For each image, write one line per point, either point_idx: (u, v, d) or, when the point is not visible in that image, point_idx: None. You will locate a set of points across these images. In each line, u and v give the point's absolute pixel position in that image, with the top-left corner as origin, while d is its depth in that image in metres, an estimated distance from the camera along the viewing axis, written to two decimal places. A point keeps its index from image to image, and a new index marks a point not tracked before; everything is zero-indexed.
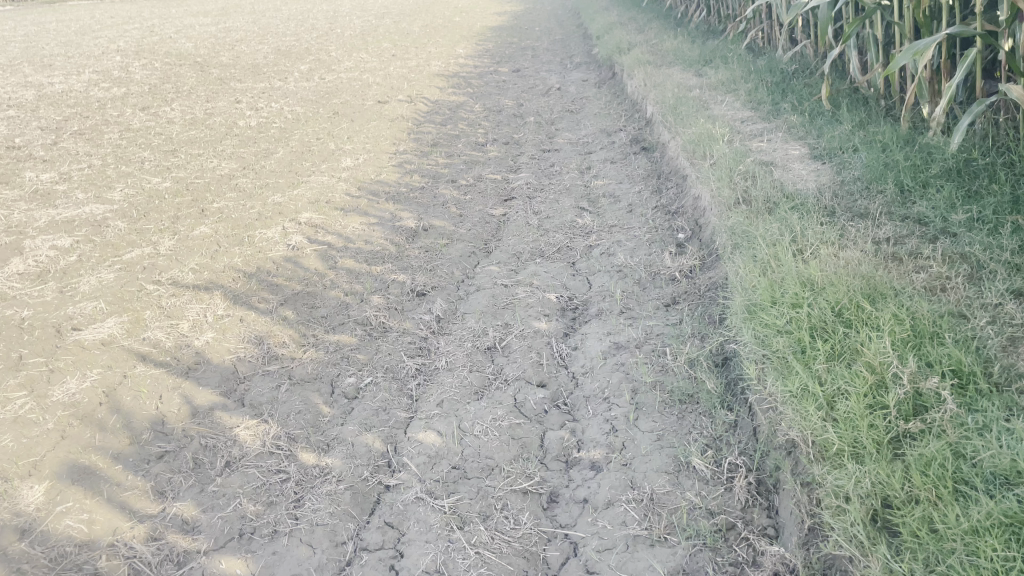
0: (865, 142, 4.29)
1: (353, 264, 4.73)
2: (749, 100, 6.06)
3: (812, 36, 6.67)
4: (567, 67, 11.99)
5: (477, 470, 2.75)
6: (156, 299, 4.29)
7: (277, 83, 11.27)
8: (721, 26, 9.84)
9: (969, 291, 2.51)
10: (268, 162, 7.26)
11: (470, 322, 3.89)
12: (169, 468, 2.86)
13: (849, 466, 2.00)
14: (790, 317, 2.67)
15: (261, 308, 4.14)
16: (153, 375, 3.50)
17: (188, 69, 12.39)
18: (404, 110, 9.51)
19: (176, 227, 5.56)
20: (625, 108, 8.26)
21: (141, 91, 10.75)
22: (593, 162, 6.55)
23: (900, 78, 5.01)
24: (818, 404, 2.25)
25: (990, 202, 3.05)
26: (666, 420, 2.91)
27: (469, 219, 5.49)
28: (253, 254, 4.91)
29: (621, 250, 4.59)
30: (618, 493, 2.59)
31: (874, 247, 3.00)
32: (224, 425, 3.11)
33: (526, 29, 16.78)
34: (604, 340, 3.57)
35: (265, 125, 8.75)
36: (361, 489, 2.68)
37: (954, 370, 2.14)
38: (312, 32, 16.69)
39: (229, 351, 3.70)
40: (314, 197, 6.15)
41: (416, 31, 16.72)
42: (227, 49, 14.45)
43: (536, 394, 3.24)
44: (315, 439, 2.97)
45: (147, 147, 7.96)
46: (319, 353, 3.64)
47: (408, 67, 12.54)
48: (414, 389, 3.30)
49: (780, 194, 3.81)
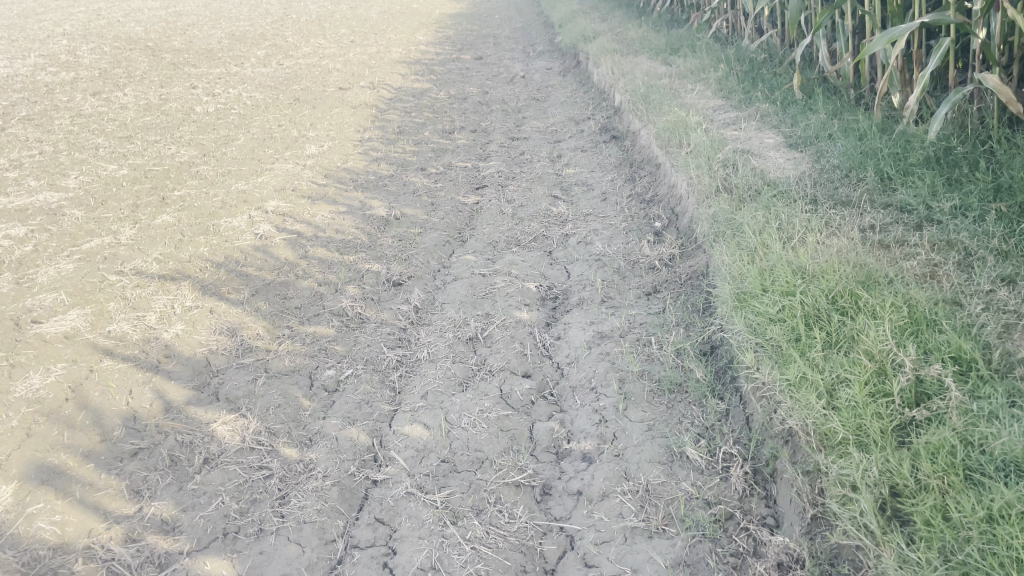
0: (840, 131, 4.31)
1: (325, 254, 4.61)
2: (720, 89, 6.07)
3: (780, 26, 6.69)
4: (530, 55, 11.92)
5: (467, 463, 2.69)
6: (119, 290, 4.13)
7: (234, 68, 11.00)
8: (685, 15, 9.85)
9: (960, 278, 2.52)
10: (229, 149, 7.06)
11: (450, 312, 3.81)
12: (144, 466, 2.74)
13: (855, 454, 1.99)
14: (782, 305, 2.66)
15: (232, 298, 4.01)
16: (122, 369, 3.37)
17: (139, 54, 12.02)
18: (367, 96, 9.35)
19: (136, 215, 5.37)
20: (592, 97, 8.22)
21: (92, 76, 10.40)
22: (563, 150, 6.51)
23: (870, 68, 5.04)
24: (819, 392, 2.23)
25: (972, 189, 3.08)
26: (656, 410, 2.88)
27: (441, 207, 5.40)
28: (219, 244, 4.77)
29: (598, 239, 4.56)
30: (613, 484, 2.55)
31: (860, 234, 3.00)
32: (200, 421, 3.00)
33: (486, 16, 16.62)
34: (587, 330, 3.54)
35: (224, 111, 8.52)
36: (348, 484, 2.60)
37: (953, 357, 2.14)
38: (267, 17, 16.33)
39: (200, 344, 3.57)
40: (279, 185, 6.00)
41: (375, 18, 16.46)
42: (179, 33, 14.05)
43: (522, 385, 3.19)
44: (297, 433, 2.88)
45: (101, 133, 7.69)
46: (296, 345, 3.54)
47: (369, 53, 12.34)
48: (397, 381, 3.23)
49: (761, 182, 3.80)
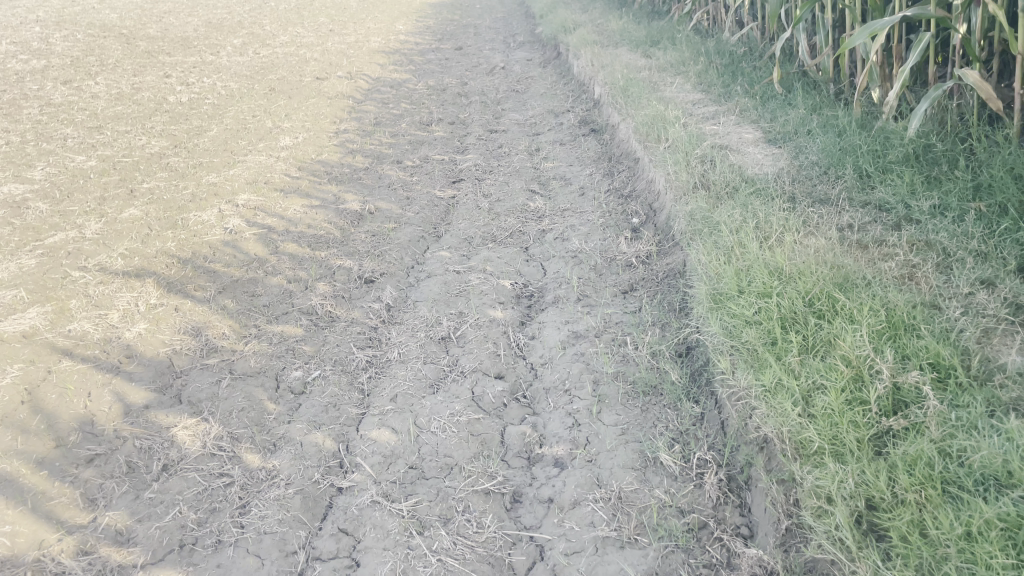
0: (819, 127, 4.26)
1: (296, 249, 4.51)
2: (699, 82, 6.00)
3: (760, 19, 6.63)
4: (511, 46, 11.80)
5: (435, 470, 2.61)
6: (82, 287, 4.01)
7: (209, 57, 10.80)
8: (665, 7, 9.78)
9: (939, 280, 2.47)
10: (201, 140, 6.91)
11: (422, 311, 3.73)
12: (100, 473, 2.65)
13: (832, 465, 1.93)
14: (759, 307, 2.60)
15: (198, 296, 3.90)
16: (81, 371, 3.26)
17: (113, 41, 11.78)
18: (344, 87, 9.20)
19: (102, 209, 5.23)
20: (572, 89, 8.13)
21: (63, 64, 10.17)
22: (542, 143, 6.42)
23: (850, 62, 4.99)
24: (794, 399, 2.17)
25: (951, 187, 3.03)
26: (630, 413, 2.82)
27: (416, 202, 5.30)
28: (187, 239, 4.65)
29: (575, 235, 4.48)
30: (585, 492, 2.48)
31: (838, 234, 2.95)
32: (159, 425, 2.90)
33: (467, 6, 16.45)
34: (562, 329, 3.46)
35: (198, 101, 8.35)
36: (312, 492, 2.51)
37: (932, 363, 2.09)
38: (244, 5, 16.06)
39: (163, 344, 3.47)
40: (251, 178, 5.87)
41: (355, 6, 16.24)
42: (154, 21, 13.80)
43: (494, 387, 3.11)
44: (261, 439, 2.79)
45: (70, 123, 7.50)
46: (263, 345, 3.44)
47: (347, 43, 12.16)
48: (366, 383, 3.14)
49: (739, 178, 3.74)
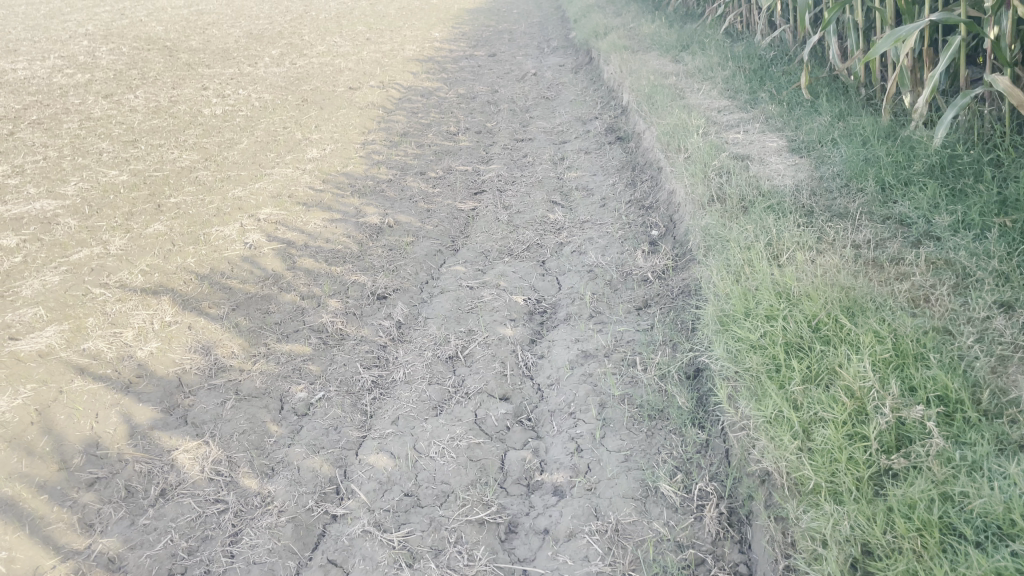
0: (844, 135, 4.11)
1: (313, 264, 4.51)
2: (726, 88, 5.87)
3: (791, 21, 6.46)
4: (544, 51, 11.74)
5: (431, 497, 2.57)
6: (100, 304, 4.05)
7: (246, 68, 10.93)
8: (699, 10, 9.62)
9: (954, 303, 2.34)
10: (231, 152, 6.98)
11: (432, 329, 3.68)
12: (99, 498, 2.66)
13: (827, 506, 1.83)
14: (764, 331, 2.49)
15: (212, 314, 3.91)
16: (91, 391, 3.27)
17: (155, 54, 11.99)
18: (375, 96, 9.23)
19: (128, 224, 5.30)
20: (601, 96, 8.03)
21: (106, 77, 10.39)
22: (567, 152, 6.35)
23: (881, 66, 4.81)
24: (794, 431, 2.07)
25: (976, 202, 2.88)
26: (635, 438, 2.73)
27: (437, 214, 5.27)
28: (207, 254, 4.68)
29: (592, 248, 4.40)
30: (581, 523, 2.41)
31: (853, 251, 2.83)
32: (161, 448, 2.90)
33: (504, 11, 16.44)
34: (572, 348, 3.38)
35: (231, 113, 8.44)
36: (304, 521, 2.50)
37: (939, 396, 1.98)
38: (286, 15, 16.27)
39: (173, 363, 3.47)
40: (276, 191, 5.89)
41: (393, 14, 16.32)
42: (197, 33, 14.04)
43: (498, 409, 3.05)
44: (259, 463, 2.79)
45: (106, 137, 7.64)
46: (270, 365, 3.43)
47: (382, 51, 12.22)
48: (369, 405, 3.11)
49: (756, 192, 3.62)
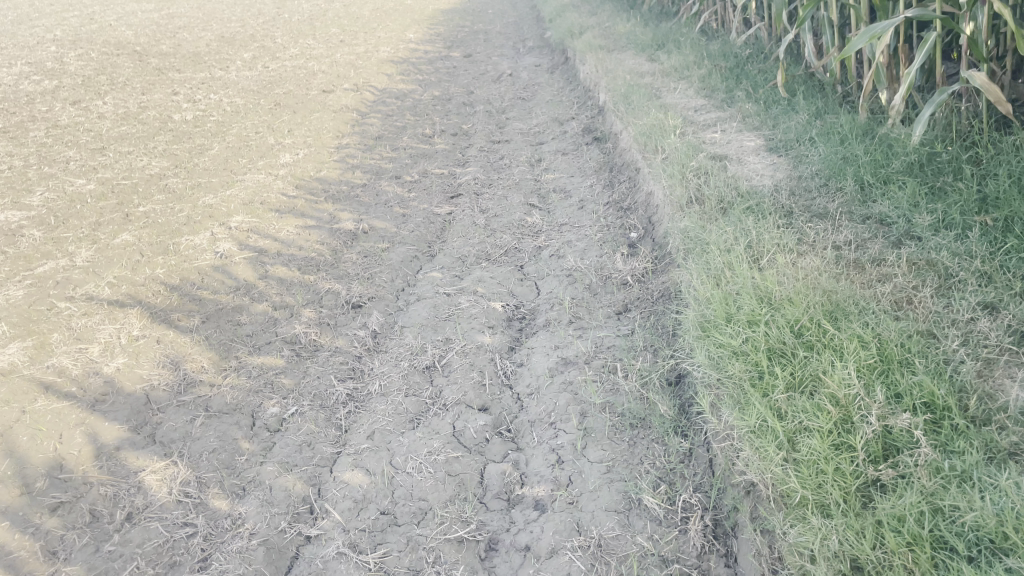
0: (822, 134, 4.08)
1: (286, 273, 4.41)
2: (702, 87, 5.83)
3: (766, 19, 6.44)
4: (519, 52, 11.67)
5: (408, 515, 2.51)
6: (65, 319, 3.93)
7: (218, 72, 10.77)
8: (674, 8, 9.58)
9: (938, 305, 2.30)
10: (202, 159, 6.84)
11: (409, 338, 3.60)
12: (63, 524, 2.56)
13: (814, 519, 1.77)
14: (746, 337, 2.44)
15: (182, 327, 3.80)
16: (55, 410, 3.15)
17: (125, 59, 11.79)
18: (349, 99, 9.11)
19: (96, 234, 5.16)
20: (577, 95, 7.97)
21: (74, 84, 10.18)
22: (543, 154, 6.28)
23: (857, 62, 4.78)
24: (779, 441, 2.01)
25: (956, 200, 2.84)
26: (617, 448, 2.67)
27: (413, 219, 5.18)
28: (177, 264, 4.56)
29: (571, 252, 4.33)
30: (563, 539, 2.34)
31: (834, 253, 2.78)
32: (128, 469, 2.80)
33: (479, 12, 16.35)
34: (551, 355, 3.31)
35: (202, 118, 8.30)
36: (277, 543, 2.43)
37: (926, 402, 1.93)
38: (258, 18, 16.08)
39: (142, 378, 3.36)
40: (248, 198, 5.77)
41: (367, 15, 16.18)
42: (168, 36, 13.82)
43: (477, 420, 2.97)
44: (229, 483, 2.71)
45: (74, 145, 7.47)
46: (242, 379, 3.33)
47: (356, 53, 12.10)
48: (344, 419, 3.03)
49: (735, 193, 3.57)
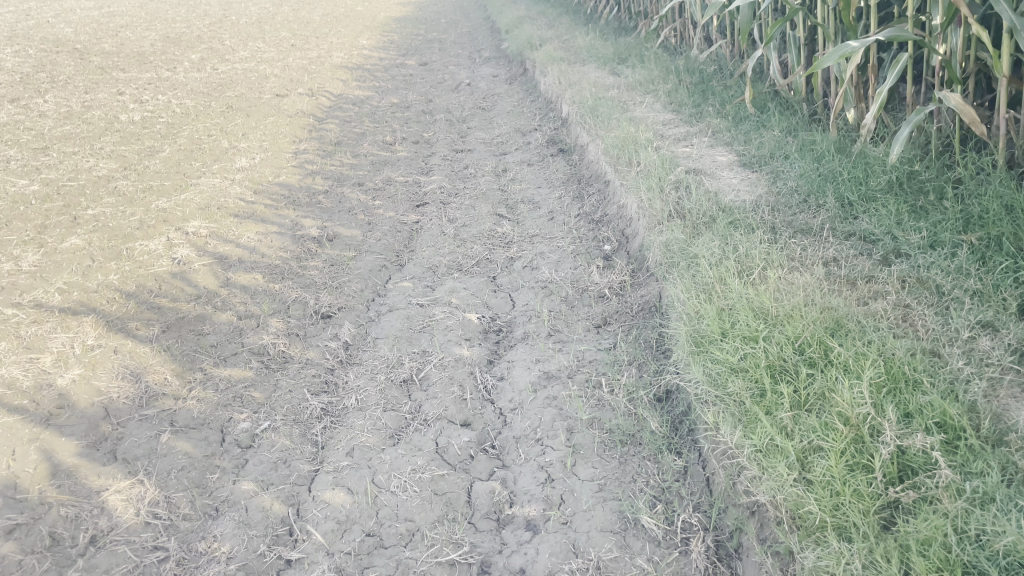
0: (796, 150, 4.11)
1: (249, 281, 4.24)
2: (670, 102, 5.84)
3: (729, 36, 6.50)
4: (476, 61, 11.62)
5: (395, 537, 2.40)
6: (13, 327, 3.69)
7: (165, 72, 10.44)
8: (633, 23, 9.64)
9: (936, 323, 2.31)
10: (152, 161, 6.58)
11: (383, 350, 3.48)
12: (19, 548, 2.38)
13: (837, 543, 1.74)
14: (745, 353, 2.41)
15: (140, 336, 3.61)
16: (5, 425, 2.94)
17: (64, 57, 11.33)
18: (304, 104, 8.92)
19: (42, 238, 4.89)
20: (539, 107, 7.92)
21: (11, 81, 9.74)
22: (509, 164, 6.21)
23: (824, 81, 4.84)
24: (789, 461, 1.98)
25: (941, 219, 2.88)
26: (608, 466, 2.60)
27: (379, 227, 5.05)
28: (133, 270, 4.35)
29: (545, 263, 4.26)
30: (560, 561, 2.26)
31: (824, 269, 2.78)
32: (89, 488, 2.62)
33: (433, 20, 16.24)
34: (533, 369, 3.22)
35: (151, 120, 8.01)
36: (256, 568, 2.31)
37: (938, 423, 1.92)
38: (203, 18, 15.69)
39: (99, 391, 3.16)
40: (204, 202, 5.55)
41: (318, 21, 15.93)
42: (109, 35, 13.37)
43: (460, 437, 2.87)
44: (201, 504, 2.56)
45: (14, 144, 7.13)
46: (208, 392, 3.17)
47: (309, 57, 11.89)
48: (320, 435, 2.90)
49: (716, 208, 3.56)
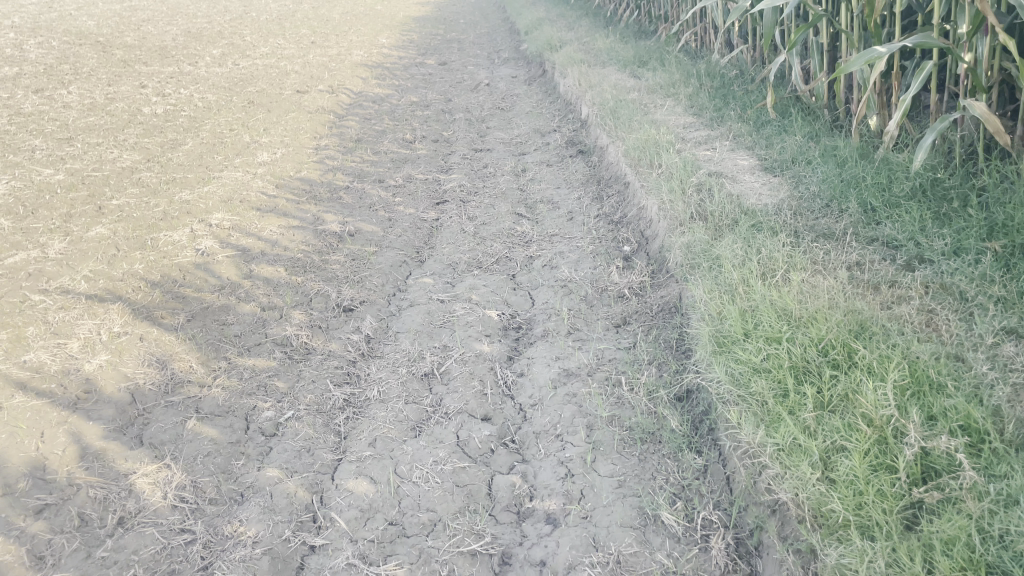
0: (818, 156, 4.12)
1: (272, 273, 4.28)
2: (690, 105, 5.86)
3: (750, 40, 6.51)
4: (495, 61, 11.67)
5: (418, 526, 2.44)
6: (41, 312, 3.75)
7: (187, 67, 10.53)
8: (653, 27, 9.66)
9: (960, 328, 2.32)
10: (175, 154, 6.65)
11: (404, 344, 3.52)
12: (49, 528, 2.43)
13: (860, 541, 1.76)
14: (768, 353, 2.43)
15: (165, 324, 3.66)
16: (34, 408, 2.99)
17: (88, 49, 11.45)
18: (325, 101, 8.98)
19: (67, 226, 4.96)
20: (558, 108, 7.95)
21: (35, 72, 9.85)
22: (528, 164, 6.24)
23: (846, 87, 4.85)
24: (813, 460, 2.00)
25: (965, 226, 2.89)
26: (628, 463, 2.62)
27: (399, 223, 5.09)
28: (157, 260, 4.40)
29: (564, 263, 4.29)
30: (581, 554, 2.29)
31: (847, 273, 2.80)
32: (117, 471, 2.67)
33: (452, 20, 16.30)
34: (553, 366, 3.25)
35: (173, 113, 8.09)
36: (281, 553, 2.34)
37: (962, 426, 1.94)
38: (224, 14, 15.80)
39: (125, 377, 3.21)
40: (226, 195, 5.61)
41: (337, 18, 16.01)
42: (131, 29, 13.49)
43: (481, 431, 2.90)
44: (227, 489, 2.60)
45: (39, 134, 7.21)
46: (233, 381, 3.21)
47: (329, 55, 11.97)
48: (342, 425, 2.93)
49: (738, 210, 3.58)
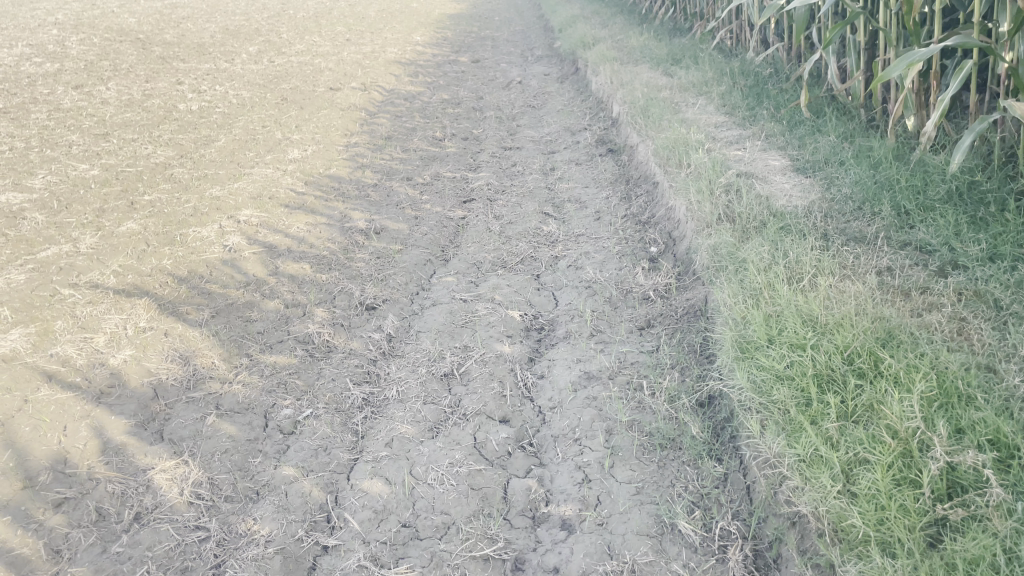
0: (852, 156, 4.02)
1: (297, 270, 4.29)
2: (723, 104, 5.77)
3: (786, 37, 6.38)
4: (528, 59, 11.61)
5: (431, 529, 2.42)
6: (69, 306, 3.80)
7: (223, 64, 10.64)
8: (688, 24, 9.54)
9: (992, 337, 2.24)
10: (208, 150, 6.72)
11: (425, 344, 3.50)
12: (67, 522, 2.46)
13: (880, 558, 1.70)
14: (792, 360, 2.37)
15: (190, 320, 3.68)
16: (58, 401, 3.02)
17: (128, 46, 11.63)
18: (357, 98, 9.02)
19: (100, 221, 5.03)
20: (589, 106, 7.89)
21: (76, 68, 10.02)
22: (557, 163, 6.19)
23: (882, 87, 4.73)
24: (834, 472, 1.94)
25: (1001, 231, 2.79)
26: (646, 470, 2.57)
27: (426, 221, 5.08)
28: (185, 255, 4.44)
29: (589, 263, 4.24)
30: (594, 562, 2.25)
31: (877, 278, 2.72)
32: (136, 466, 2.69)
33: (486, 17, 16.29)
34: (574, 368, 3.21)
35: (208, 109, 8.18)
36: (294, 552, 2.34)
37: (991, 440, 1.87)
38: (262, 11, 15.96)
39: (148, 372, 3.24)
40: (256, 192, 5.65)
41: (373, 16, 16.09)
42: (171, 26, 13.68)
43: (498, 433, 2.87)
44: (242, 487, 2.61)
45: (76, 129, 7.33)
46: (254, 378, 3.22)
47: (363, 52, 12.02)
48: (360, 425, 2.92)
49: (766, 212, 3.50)
